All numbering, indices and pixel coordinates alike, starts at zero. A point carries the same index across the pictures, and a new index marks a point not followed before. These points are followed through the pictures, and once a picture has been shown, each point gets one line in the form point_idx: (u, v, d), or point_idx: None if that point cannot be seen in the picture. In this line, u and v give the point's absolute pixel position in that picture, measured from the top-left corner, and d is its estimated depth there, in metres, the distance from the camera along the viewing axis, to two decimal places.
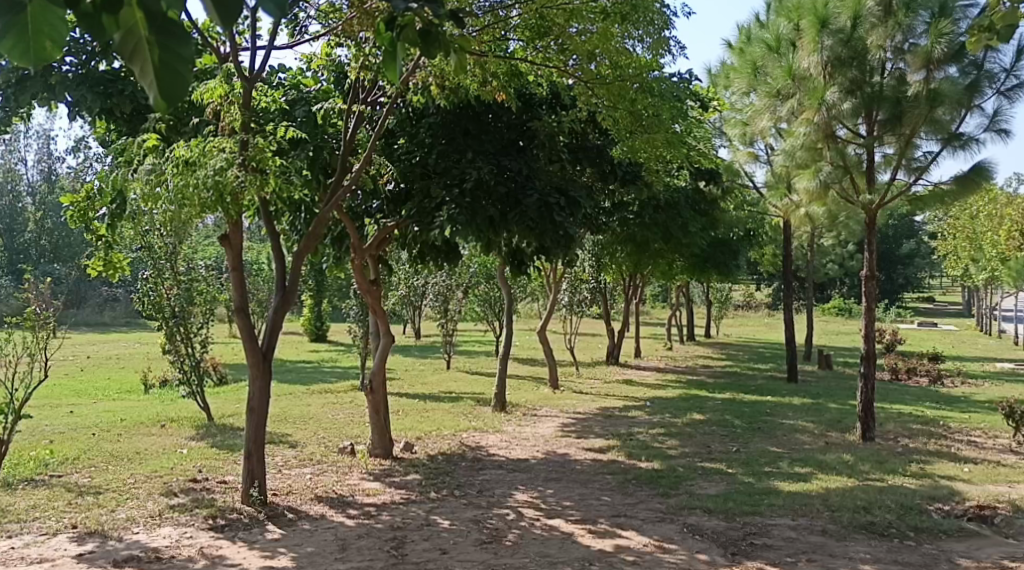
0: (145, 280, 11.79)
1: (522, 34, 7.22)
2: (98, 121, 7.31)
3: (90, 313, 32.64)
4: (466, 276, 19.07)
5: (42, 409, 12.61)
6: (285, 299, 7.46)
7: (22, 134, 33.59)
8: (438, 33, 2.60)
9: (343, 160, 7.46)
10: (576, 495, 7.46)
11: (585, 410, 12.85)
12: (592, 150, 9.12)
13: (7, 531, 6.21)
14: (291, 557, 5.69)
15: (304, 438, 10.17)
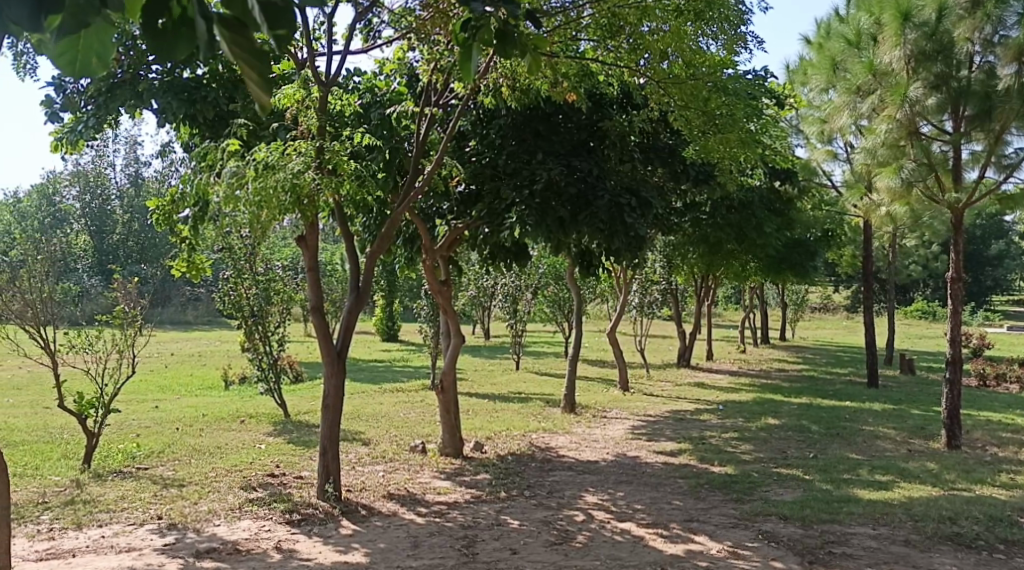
0: (226, 281, 12.15)
1: (593, 33, 7.20)
2: (183, 126, 7.56)
3: (174, 312, 33.82)
4: (535, 276, 19.11)
5: (129, 403, 13.11)
6: (359, 299, 7.58)
7: (112, 140, 35.05)
8: (514, 34, 2.62)
9: (415, 163, 7.59)
10: (647, 498, 7.39)
11: (656, 413, 12.73)
12: (663, 150, 9.04)
13: (98, 520, 6.46)
14: (364, 553, 5.78)
15: (377, 436, 10.33)
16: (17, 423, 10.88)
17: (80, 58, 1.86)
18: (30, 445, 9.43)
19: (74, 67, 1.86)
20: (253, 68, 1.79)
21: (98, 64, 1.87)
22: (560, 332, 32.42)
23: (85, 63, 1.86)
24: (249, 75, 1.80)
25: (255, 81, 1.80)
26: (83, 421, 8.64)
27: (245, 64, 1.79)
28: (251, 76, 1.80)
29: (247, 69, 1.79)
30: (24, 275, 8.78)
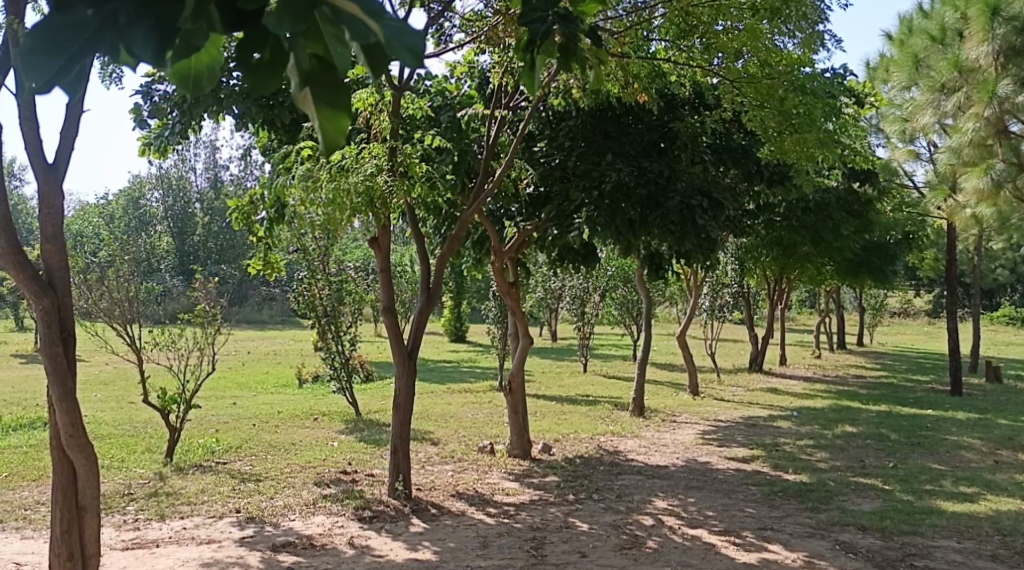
0: (300, 281, 12.43)
1: (665, 33, 7.17)
2: (260, 131, 7.77)
3: (251, 311, 34.72)
4: (603, 279, 19.04)
5: (208, 399, 13.53)
6: (430, 300, 7.65)
7: (192, 144, 36.17)
8: (578, 50, 2.65)
9: (485, 165, 7.63)
10: (719, 504, 7.28)
11: (728, 418, 12.54)
12: (737, 150, 8.86)
13: (180, 512, 6.67)
14: (434, 551, 5.83)
15: (446, 436, 10.42)
16: (104, 416, 11.34)
17: (189, 75, 1.72)
18: (115, 438, 9.80)
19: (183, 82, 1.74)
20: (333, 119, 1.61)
21: (206, 81, 1.75)
22: (628, 335, 32.26)
23: (191, 70, 1.71)
24: (327, 129, 1.61)
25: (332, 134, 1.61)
26: (165, 416, 8.93)
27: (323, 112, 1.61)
28: (328, 126, 1.61)
29: (325, 119, 1.61)
30: (112, 275, 9.15)
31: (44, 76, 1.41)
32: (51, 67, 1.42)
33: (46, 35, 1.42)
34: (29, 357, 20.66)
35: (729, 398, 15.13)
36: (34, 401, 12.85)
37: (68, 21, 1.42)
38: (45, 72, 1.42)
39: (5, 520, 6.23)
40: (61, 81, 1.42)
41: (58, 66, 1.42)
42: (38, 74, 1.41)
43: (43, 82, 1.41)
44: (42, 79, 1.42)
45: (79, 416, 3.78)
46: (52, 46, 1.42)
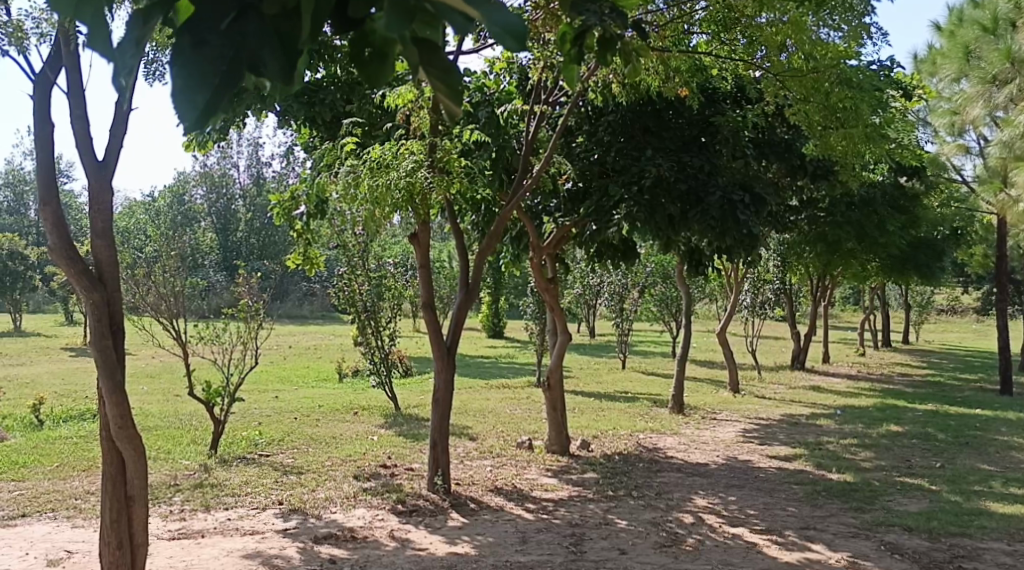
0: (340, 277, 12.57)
1: (707, 27, 7.09)
2: (301, 128, 7.85)
3: (291, 306, 35.06)
4: (642, 275, 18.94)
5: (251, 393, 13.72)
6: (469, 295, 7.64)
7: (235, 142, 36.63)
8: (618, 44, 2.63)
9: (524, 160, 7.60)
10: (761, 503, 7.21)
11: (770, 416, 12.40)
12: (780, 144, 8.73)
13: (224, 504, 6.78)
14: (473, 545, 5.85)
15: (485, 432, 10.45)
16: (150, 409, 11.55)
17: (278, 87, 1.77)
18: (162, 430, 9.98)
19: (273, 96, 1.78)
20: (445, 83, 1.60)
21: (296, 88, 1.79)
22: (667, 333, 32.02)
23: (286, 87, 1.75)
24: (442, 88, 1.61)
25: (447, 95, 1.62)
26: (209, 409, 9.07)
27: (436, 80, 1.59)
28: (442, 88, 1.61)
29: (438, 84, 1.60)
30: (158, 270, 9.31)
31: (193, 116, 1.34)
32: (196, 108, 1.34)
33: (185, 71, 1.33)
34: (79, 350, 21.16)
35: (770, 395, 14.95)
36: (83, 393, 13.15)
37: (208, 54, 1.35)
38: (193, 110, 1.34)
39: (55, 509, 6.38)
40: (209, 119, 1.35)
41: (203, 104, 1.34)
42: (188, 113, 1.33)
43: (193, 123, 1.34)
44: (191, 118, 1.34)
45: (128, 407, 3.86)
46: (194, 86, 1.34)
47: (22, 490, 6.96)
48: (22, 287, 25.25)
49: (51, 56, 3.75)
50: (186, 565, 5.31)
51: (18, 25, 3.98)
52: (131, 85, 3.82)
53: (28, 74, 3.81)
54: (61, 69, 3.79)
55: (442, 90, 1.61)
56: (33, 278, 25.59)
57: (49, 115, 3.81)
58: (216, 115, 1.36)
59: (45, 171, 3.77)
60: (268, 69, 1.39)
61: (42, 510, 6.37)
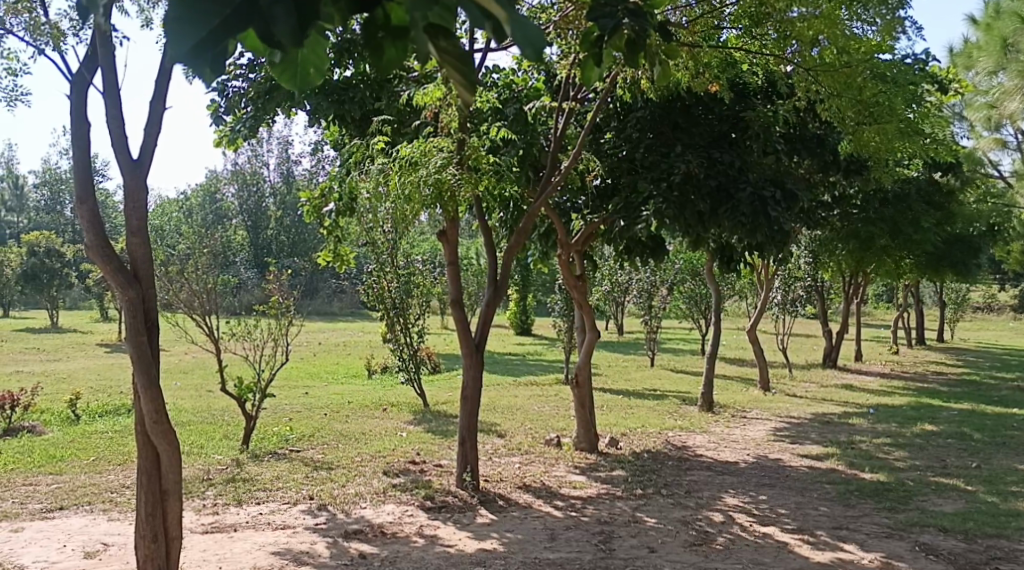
0: (370, 274, 12.64)
1: (738, 21, 7.03)
2: (331, 126, 7.90)
3: (321, 303, 35.27)
4: (671, 272, 18.83)
5: (281, 390, 13.83)
6: (497, 293, 7.63)
7: (266, 140, 36.90)
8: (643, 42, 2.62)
9: (553, 157, 7.58)
10: (792, 502, 7.14)
11: (801, 415, 12.28)
12: (812, 139, 8.63)
13: (255, 498, 6.85)
14: (502, 542, 5.86)
15: (512, 429, 10.45)
16: (184, 404, 11.70)
17: (298, 70, 1.90)
18: (195, 426, 10.11)
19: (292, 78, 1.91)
20: (461, 67, 1.70)
21: (315, 74, 1.91)
22: (696, 330, 31.73)
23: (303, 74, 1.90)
24: (457, 71, 1.70)
25: (464, 72, 1.70)
26: (241, 405, 9.16)
27: (448, 67, 1.68)
28: (459, 73, 1.71)
29: (453, 70, 1.69)
30: (190, 267, 9.41)
31: (188, 45, 1.45)
32: (191, 39, 1.45)
33: (193, 1, 1.45)
34: (114, 346, 21.48)
35: (802, 394, 14.79)
36: (118, 388, 13.34)
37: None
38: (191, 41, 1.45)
39: (92, 502, 6.49)
40: (200, 50, 1.46)
41: (199, 38, 1.45)
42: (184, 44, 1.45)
43: (183, 49, 1.45)
44: (189, 49, 1.46)
45: (162, 402, 3.91)
46: (195, 18, 1.45)
47: (59, 484, 7.08)
48: (59, 284, 25.63)
49: (87, 56, 3.81)
50: (219, 558, 5.38)
51: (57, 25, 4.03)
52: (165, 84, 3.86)
53: (65, 75, 3.87)
54: (97, 69, 3.84)
55: (457, 72, 1.70)
56: (70, 275, 25.97)
57: (85, 114, 3.87)
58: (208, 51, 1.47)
59: (82, 169, 3.83)
60: (277, 25, 1.47)
61: (79, 503, 6.48)
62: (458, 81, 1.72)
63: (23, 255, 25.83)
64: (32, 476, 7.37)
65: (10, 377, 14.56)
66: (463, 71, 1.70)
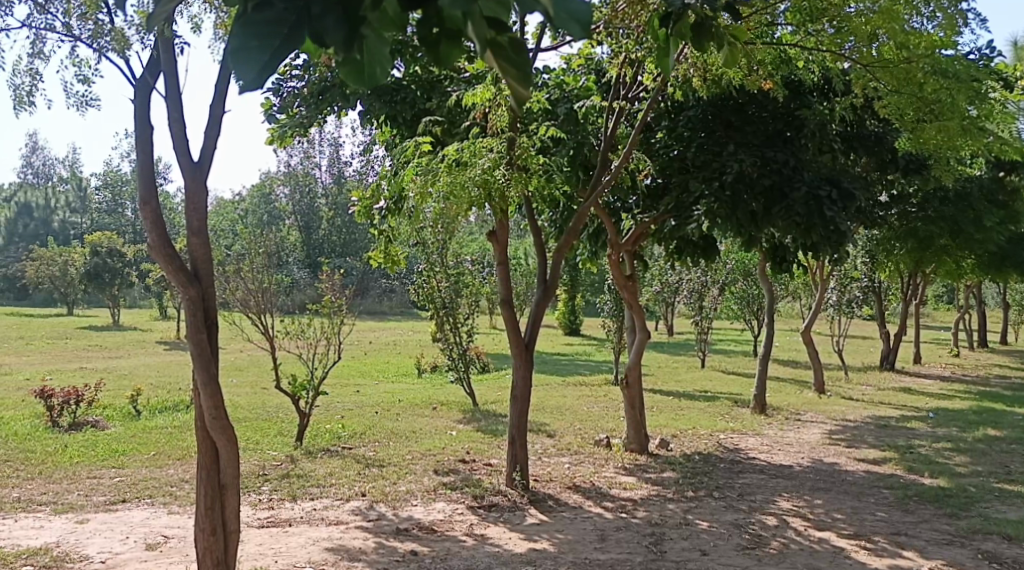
0: (420, 274, 12.75)
1: (793, 17, 6.90)
2: (382, 128, 7.99)
3: (373, 302, 35.70)
4: (722, 272, 18.62)
5: (334, 388, 14.00)
6: (547, 292, 7.61)
7: (318, 141, 37.39)
8: (710, 26, 2.59)
9: (603, 156, 7.56)
10: (848, 507, 7.00)
11: (857, 418, 12.05)
12: (869, 137, 8.42)
13: (310, 494, 6.96)
14: (552, 542, 5.85)
15: (562, 429, 10.45)
16: (240, 401, 11.94)
17: (361, 71, 1.76)
18: (251, 422, 10.30)
19: (357, 81, 1.78)
20: (517, 75, 1.74)
21: (380, 74, 1.77)
22: (749, 331, 31.30)
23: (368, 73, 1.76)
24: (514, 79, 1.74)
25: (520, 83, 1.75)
26: (295, 402, 9.30)
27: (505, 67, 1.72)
28: (514, 78, 1.74)
29: (511, 75, 1.74)
30: (247, 266, 9.58)
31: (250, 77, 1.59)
32: (256, 68, 1.59)
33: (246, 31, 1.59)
34: (173, 344, 21.98)
35: (858, 397, 14.50)
36: (178, 385, 13.67)
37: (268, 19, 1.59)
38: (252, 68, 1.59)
39: (153, 496, 6.65)
40: (266, 77, 1.60)
41: (264, 63, 1.59)
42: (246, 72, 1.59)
43: (253, 79, 1.59)
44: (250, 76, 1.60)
45: (221, 399, 3.99)
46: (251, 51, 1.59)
47: (122, 477, 7.28)
48: (121, 283, 26.30)
49: (151, 60, 3.90)
50: (275, 552, 5.47)
51: (121, 31, 4.13)
52: (225, 87, 3.94)
53: (129, 80, 3.97)
54: (159, 73, 3.93)
55: (515, 77, 1.74)
56: (131, 274, 26.62)
57: (148, 118, 3.97)
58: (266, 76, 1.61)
59: (145, 171, 3.93)
60: (329, 37, 1.60)
61: (141, 496, 6.64)
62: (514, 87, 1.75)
63: (86, 254, 26.60)
64: (95, 470, 7.58)
65: (74, 373, 15.00)
66: (520, 78, 1.75)
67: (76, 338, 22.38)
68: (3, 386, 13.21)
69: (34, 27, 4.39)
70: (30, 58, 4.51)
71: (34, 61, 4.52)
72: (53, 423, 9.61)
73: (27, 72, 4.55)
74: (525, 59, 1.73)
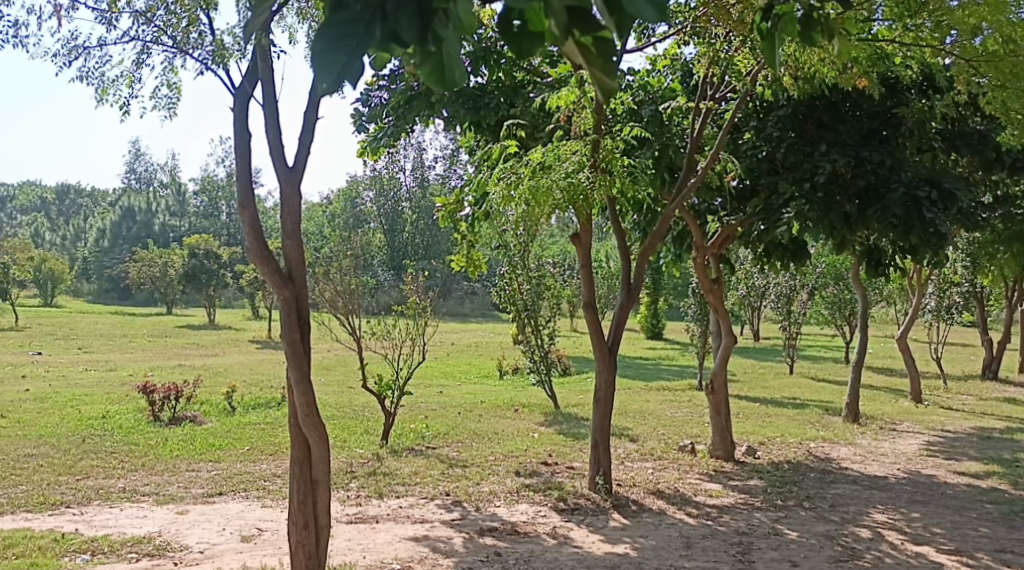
0: (503, 276, 12.82)
1: (891, 12, 6.64)
2: (467, 133, 8.05)
3: (456, 304, 35.99)
4: (812, 275, 18.10)
5: (417, 387, 14.17)
6: (631, 295, 7.51)
7: (404, 146, 37.90)
8: (817, 23, 2.53)
9: (689, 158, 7.43)
10: (949, 522, 6.70)
11: (957, 429, 11.53)
12: (972, 136, 8.05)
13: (396, 492, 7.07)
14: (636, 548, 5.78)
15: (646, 434, 10.32)
16: (329, 399, 12.21)
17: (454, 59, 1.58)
18: (339, 420, 10.52)
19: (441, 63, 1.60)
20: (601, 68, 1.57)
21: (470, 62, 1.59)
22: (840, 337, 30.28)
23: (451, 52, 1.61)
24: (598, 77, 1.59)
25: (602, 78, 1.58)
26: (381, 401, 9.46)
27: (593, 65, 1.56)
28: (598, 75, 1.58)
29: (596, 71, 1.57)
30: (335, 268, 9.81)
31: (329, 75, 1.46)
32: (338, 67, 1.46)
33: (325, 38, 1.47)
34: (264, 343, 22.66)
35: (959, 407, 13.86)
36: (268, 382, 14.07)
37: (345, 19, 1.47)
38: (332, 72, 1.46)
39: (248, 489, 6.86)
40: (349, 76, 1.47)
41: (345, 62, 1.46)
42: (326, 75, 1.46)
43: (332, 82, 1.46)
44: (330, 79, 1.47)
45: (314, 398, 4.07)
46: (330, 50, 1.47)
47: (218, 470, 7.54)
48: (217, 284, 27.25)
49: (249, 70, 4.02)
50: (363, 548, 5.56)
51: (223, 44, 4.28)
52: (319, 95, 4.03)
53: (229, 89, 4.11)
54: (257, 81, 4.04)
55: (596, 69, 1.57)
56: (225, 276, 27.44)
57: (247, 125, 4.09)
58: (350, 77, 1.47)
59: (244, 177, 4.05)
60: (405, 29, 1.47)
61: (236, 489, 6.86)
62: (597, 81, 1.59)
63: (185, 256, 27.63)
64: (193, 463, 7.86)
65: (174, 370, 15.63)
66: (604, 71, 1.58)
67: (175, 336, 23.31)
68: (107, 382, 13.81)
69: (142, 39, 4.57)
70: (132, 68, 4.69)
71: (138, 71, 4.71)
72: (154, 418, 10.00)
73: (129, 81, 4.74)
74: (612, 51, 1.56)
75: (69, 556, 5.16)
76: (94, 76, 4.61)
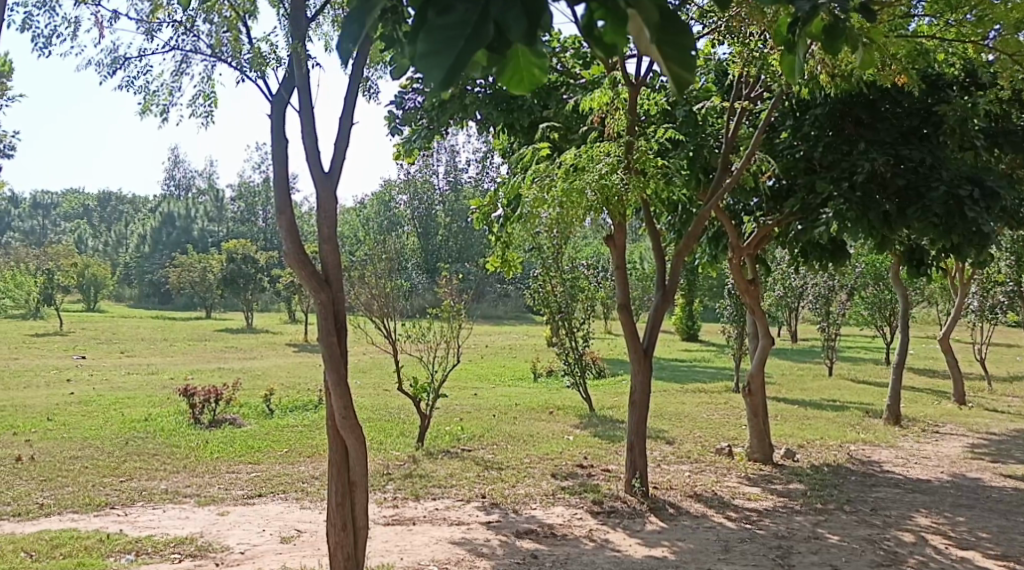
0: (536, 278, 12.80)
1: (932, 8, 6.51)
2: (499, 136, 8.06)
3: (489, 307, 36.09)
4: (851, 276, 17.82)
5: (452, 390, 14.22)
6: (666, 296, 7.46)
7: (438, 149, 37.99)
8: (844, 29, 2.50)
9: (725, 158, 7.35)
10: (994, 526, 6.57)
11: (1002, 431, 11.29)
12: (1016, 133, 7.88)
13: (432, 494, 7.10)
14: (674, 551, 5.74)
15: (682, 436, 10.26)
16: (365, 402, 12.30)
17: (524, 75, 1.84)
18: (375, 423, 10.59)
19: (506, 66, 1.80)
20: (678, 60, 1.74)
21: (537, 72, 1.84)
22: (880, 338, 29.79)
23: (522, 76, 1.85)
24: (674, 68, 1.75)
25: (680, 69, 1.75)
26: (417, 404, 9.51)
27: (670, 57, 1.73)
28: (675, 66, 1.74)
29: (672, 64, 1.74)
30: (369, 272, 9.88)
31: (438, 76, 1.51)
32: (444, 67, 1.51)
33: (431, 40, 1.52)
34: (301, 346, 22.88)
35: (1007, 409, 13.54)
36: (305, 385, 14.21)
37: (452, 23, 1.52)
38: (437, 67, 1.51)
39: (287, 491, 6.92)
40: (450, 80, 1.51)
41: (449, 65, 1.51)
42: (433, 72, 1.51)
43: (439, 83, 1.51)
44: (438, 78, 1.51)
45: (352, 401, 4.10)
46: (439, 52, 1.52)
47: (257, 472, 7.63)
48: (255, 288, 27.58)
49: (286, 78, 4.06)
50: (401, 549, 5.60)
51: (260, 51, 4.32)
52: (355, 100, 4.06)
53: (267, 96, 4.15)
54: (294, 88, 4.08)
55: (675, 62, 1.74)
56: (263, 280, 27.80)
57: (284, 132, 4.13)
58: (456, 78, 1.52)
59: (282, 183, 4.09)
60: (511, 30, 1.53)
61: (276, 491, 6.93)
62: (672, 74, 1.75)
63: (224, 260, 28.02)
64: (233, 464, 7.96)
65: (213, 373, 15.84)
66: (680, 64, 1.74)
67: (215, 340, 23.62)
68: (148, 385, 14.06)
69: (182, 48, 4.64)
70: (172, 78, 4.77)
71: (178, 81, 4.79)
72: (195, 420, 10.15)
73: (169, 92, 4.82)
74: (690, 45, 1.72)
75: (114, 556, 5.25)
76: (134, 86, 4.69)
